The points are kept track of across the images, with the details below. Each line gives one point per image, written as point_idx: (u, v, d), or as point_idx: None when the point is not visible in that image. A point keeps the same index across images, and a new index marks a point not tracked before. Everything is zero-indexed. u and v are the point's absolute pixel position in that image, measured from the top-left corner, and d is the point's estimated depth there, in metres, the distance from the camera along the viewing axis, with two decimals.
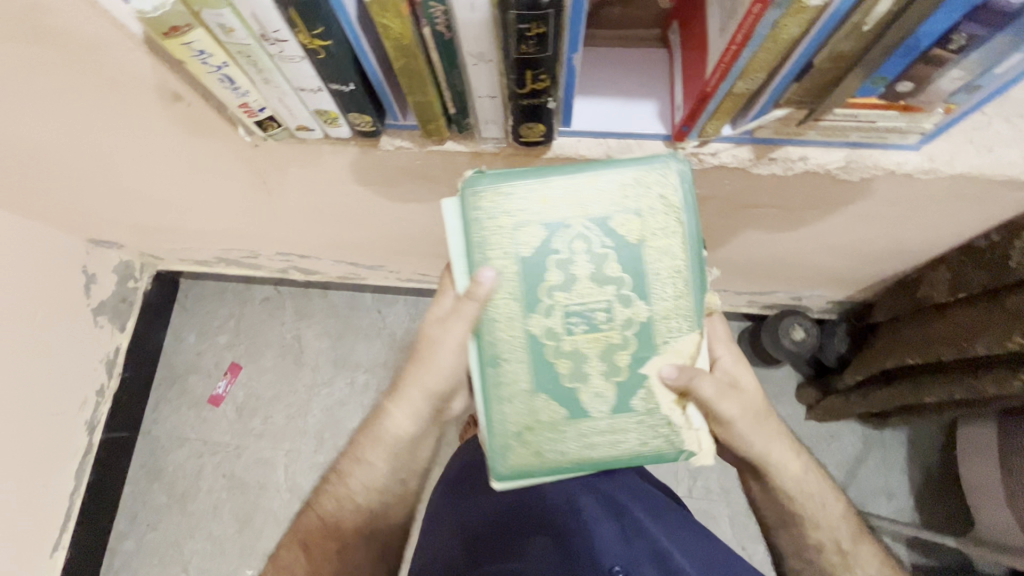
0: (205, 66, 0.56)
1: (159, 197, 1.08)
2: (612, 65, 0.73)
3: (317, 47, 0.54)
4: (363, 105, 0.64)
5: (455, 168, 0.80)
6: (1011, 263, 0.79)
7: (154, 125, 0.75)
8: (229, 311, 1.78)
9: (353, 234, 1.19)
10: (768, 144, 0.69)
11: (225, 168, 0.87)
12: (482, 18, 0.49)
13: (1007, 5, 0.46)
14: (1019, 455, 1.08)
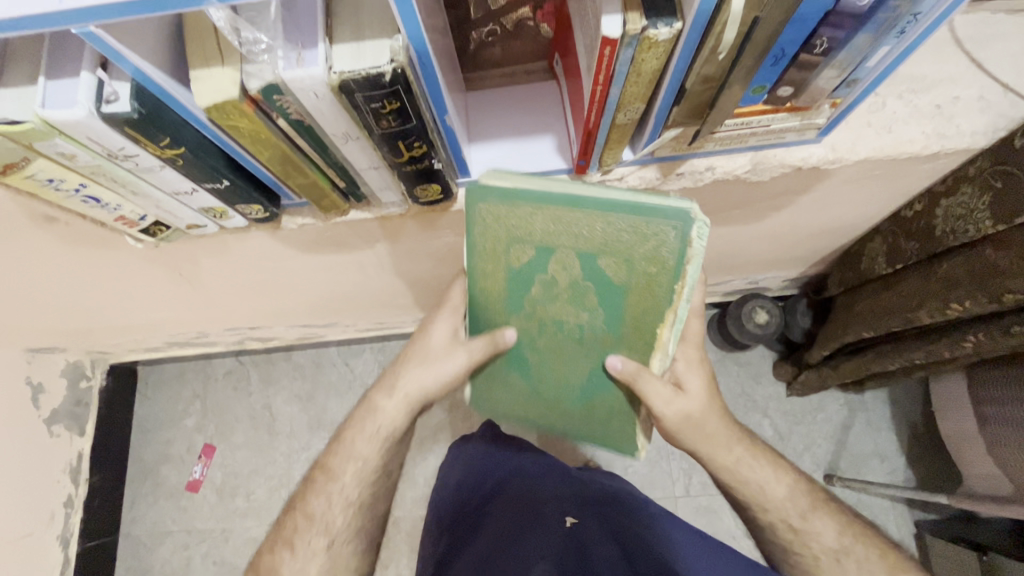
0: (61, 190, 0.53)
1: (83, 303, 1.04)
2: (506, 105, 0.72)
3: (171, 156, 0.51)
4: (248, 194, 0.62)
5: (368, 232, 0.78)
6: (937, 232, 0.78)
7: (43, 246, 0.72)
8: (193, 391, 1.72)
9: (295, 300, 1.16)
10: (672, 161, 0.68)
11: (135, 269, 0.84)
12: (332, 104, 0.46)
13: (854, 8, 0.45)
14: (991, 404, 1.08)
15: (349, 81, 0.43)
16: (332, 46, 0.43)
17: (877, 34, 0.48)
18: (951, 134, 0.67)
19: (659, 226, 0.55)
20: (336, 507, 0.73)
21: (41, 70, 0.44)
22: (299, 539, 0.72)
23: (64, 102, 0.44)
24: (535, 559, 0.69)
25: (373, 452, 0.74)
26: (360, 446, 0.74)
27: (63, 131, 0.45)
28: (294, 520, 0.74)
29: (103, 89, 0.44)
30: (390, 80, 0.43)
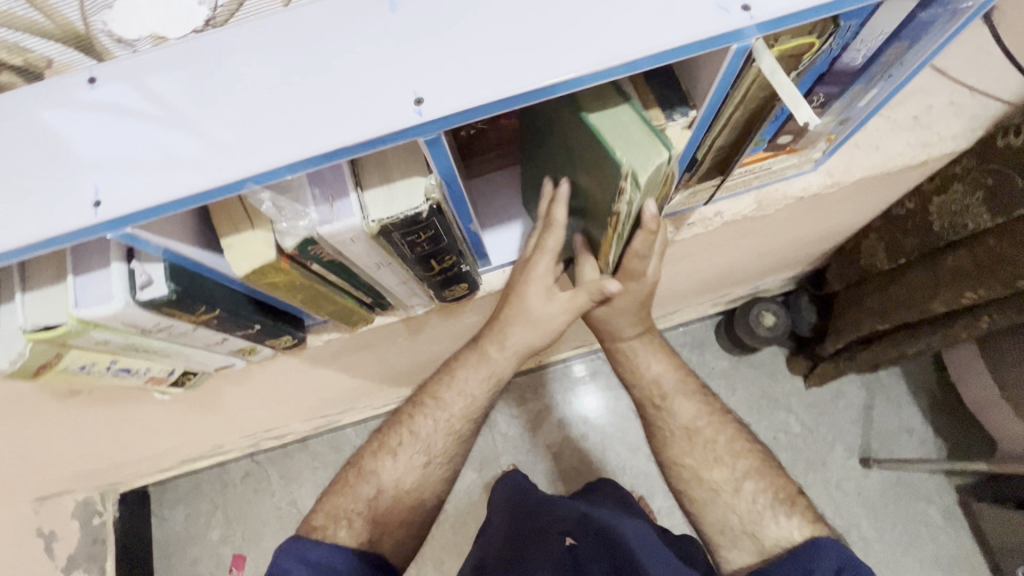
0: (93, 372, 0.51)
1: (96, 450, 0.99)
2: (509, 185, 0.72)
3: (207, 318, 0.49)
4: (277, 328, 0.60)
5: (391, 332, 0.76)
6: (935, 228, 0.81)
7: (60, 416, 0.68)
8: (212, 502, 1.65)
9: (313, 399, 1.13)
10: (681, 213, 0.69)
11: (156, 413, 0.80)
12: (366, 246, 0.46)
13: (850, 68, 0.46)
14: (1006, 369, 1.11)
15: (388, 225, 0.43)
16: (364, 192, 0.43)
17: (869, 81, 0.50)
18: (934, 141, 0.70)
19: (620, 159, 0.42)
20: (407, 468, 0.72)
21: (66, 268, 0.43)
22: (368, 483, 0.71)
23: (98, 296, 0.42)
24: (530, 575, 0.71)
25: (460, 415, 0.71)
26: (451, 406, 0.71)
27: (97, 323, 0.43)
28: (370, 453, 0.74)
29: (136, 276, 0.43)
30: (426, 215, 0.43)
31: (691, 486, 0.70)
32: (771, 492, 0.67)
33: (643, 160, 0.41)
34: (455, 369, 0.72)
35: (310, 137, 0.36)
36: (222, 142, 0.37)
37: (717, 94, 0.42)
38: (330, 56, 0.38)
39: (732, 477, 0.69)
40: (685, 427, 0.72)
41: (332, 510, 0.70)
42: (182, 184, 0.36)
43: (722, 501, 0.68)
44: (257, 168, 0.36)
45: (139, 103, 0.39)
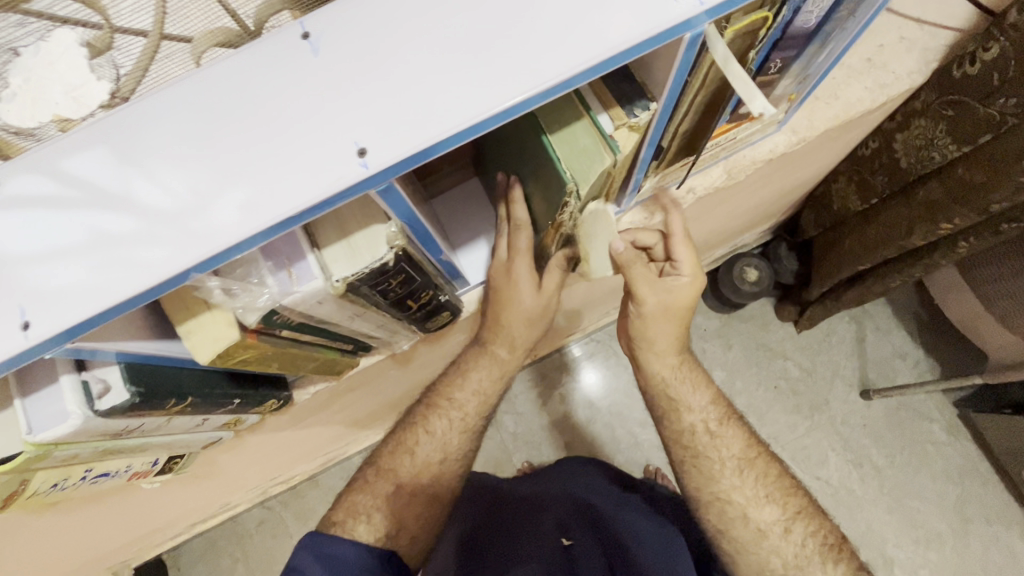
0: (68, 486, 0.48)
1: (96, 540, 0.94)
2: (475, 197, 0.69)
3: (180, 408, 0.46)
4: (260, 395, 0.57)
5: (379, 368, 0.73)
6: (903, 164, 0.81)
7: (45, 526, 0.64)
8: (233, 557, 1.59)
9: (314, 442, 1.09)
10: (655, 197, 0.67)
11: (150, 496, 0.76)
12: (335, 304, 0.42)
13: (803, 30, 0.44)
14: (987, 285, 1.12)
15: (354, 282, 0.40)
16: (322, 251, 0.40)
17: (823, 40, 0.48)
18: (891, 81, 0.69)
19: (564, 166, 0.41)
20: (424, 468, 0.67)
21: (13, 391, 0.39)
22: (387, 480, 0.66)
23: (54, 415, 0.39)
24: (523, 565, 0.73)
25: (477, 407, 0.68)
26: (466, 404, 0.68)
27: (59, 442, 0.40)
28: (387, 452, 0.68)
29: (90, 385, 0.39)
30: (392, 263, 0.40)
31: (732, 526, 0.65)
32: (817, 534, 0.63)
33: (585, 170, 0.41)
34: (464, 363, 0.69)
35: (259, 207, 0.33)
36: (158, 230, 0.34)
37: (675, 84, 0.40)
38: (262, 114, 0.35)
39: (779, 517, 0.64)
40: (732, 459, 0.66)
41: (350, 506, 0.64)
42: (123, 283, 0.33)
43: (768, 542, 0.63)
44: (201, 253, 0.33)
45: (63, 190, 0.35)
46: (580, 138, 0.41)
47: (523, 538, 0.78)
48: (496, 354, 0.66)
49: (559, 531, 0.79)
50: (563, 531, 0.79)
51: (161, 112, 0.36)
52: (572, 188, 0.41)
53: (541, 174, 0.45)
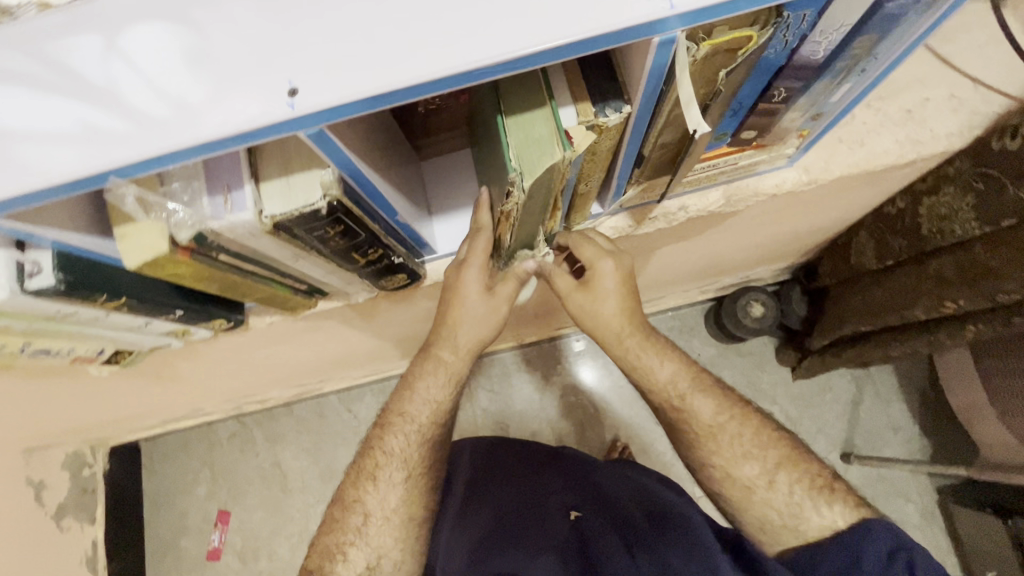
0: (5, 353, 0.50)
1: (62, 411, 0.99)
2: (465, 170, 0.68)
3: (115, 305, 0.47)
4: (208, 312, 0.58)
5: (340, 314, 0.74)
6: (924, 231, 0.76)
7: (1, 385, 0.67)
8: (202, 461, 1.62)
9: (283, 371, 1.12)
10: (643, 207, 0.64)
11: (109, 383, 0.79)
12: (270, 240, 0.43)
13: (811, 62, 0.41)
14: (997, 377, 1.05)
15: (283, 222, 0.40)
16: (260, 185, 0.40)
17: (837, 77, 0.44)
18: (926, 139, 0.64)
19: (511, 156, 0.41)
20: (389, 488, 0.69)
21: None
22: (356, 512, 0.69)
23: None
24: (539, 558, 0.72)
25: (431, 417, 0.69)
26: (419, 416, 0.69)
27: None
28: (351, 485, 0.71)
29: (23, 263, 0.41)
30: (326, 212, 0.40)
31: (723, 489, 0.67)
32: (804, 480, 0.65)
33: (534, 161, 0.40)
34: (413, 375, 0.69)
35: (223, 114, 0.33)
36: (105, 123, 0.34)
37: (648, 90, 0.38)
38: (227, 31, 0.34)
39: (764, 470, 0.66)
40: (708, 425, 0.68)
41: (325, 548, 0.69)
42: (60, 166, 0.33)
43: (757, 498, 0.65)
44: (135, 154, 0.33)
45: (37, 65, 0.35)
46: (538, 127, 0.40)
47: (515, 538, 0.76)
48: (442, 358, 0.67)
49: (567, 511, 0.79)
50: (570, 509, 0.79)
51: (143, 6, 0.35)
52: (515, 175, 0.40)
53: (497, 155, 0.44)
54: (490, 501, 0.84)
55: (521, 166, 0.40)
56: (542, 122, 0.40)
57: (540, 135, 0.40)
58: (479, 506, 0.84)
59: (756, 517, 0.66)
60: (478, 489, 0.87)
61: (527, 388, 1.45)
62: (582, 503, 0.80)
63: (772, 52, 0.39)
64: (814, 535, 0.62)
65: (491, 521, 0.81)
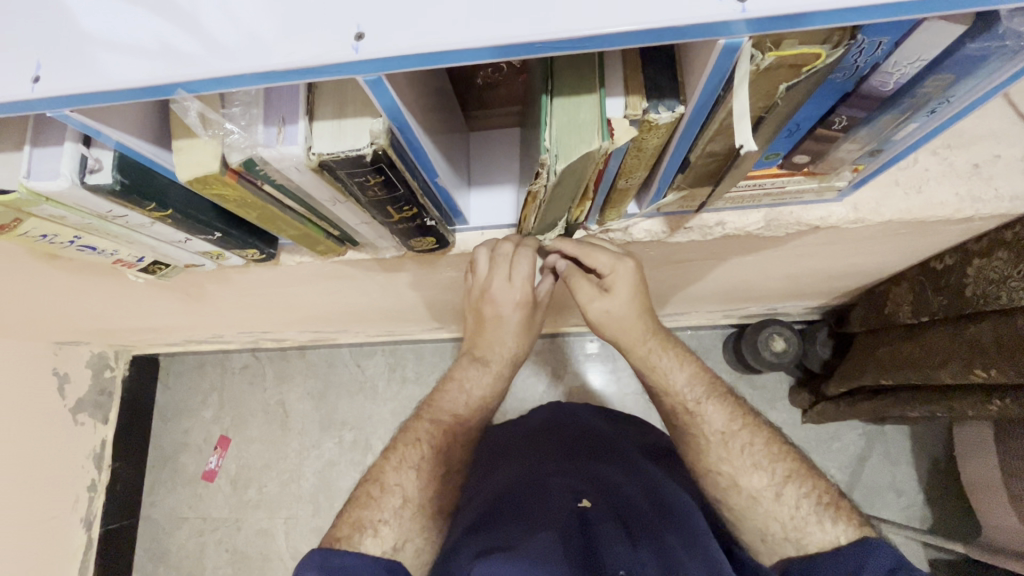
0: (55, 242, 0.54)
1: (95, 311, 1.04)
2: (511, 147, 0.69)
3: (161, 216, 0.50)
4: (243, 240, 0.61)
5: (366, 267, 0.76)
6: (967, 292, 0.73)
7: (47, 273, 0.72)
8: (212, 385, 1.70)
9: (302, 313, 1.15)
10: (681, 215, 0.64)
11: (142, 291, 0.83)
12: (313, 178, 0.45)
13: (877, 93, 0.40)
14: (1017, 459, 1.01)
15: (328, 162, 0.41)
16: (313, 123, 0.41)
17: (903, 114, 0.43)
18: (988, 197, 0.62)
19: (549, 137, 0.41)
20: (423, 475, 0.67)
21: (26, 138, 0.44)
22: (393, 494, 0.65)
23: (49, 171, 0.43)
24: (539, 529, 0.67)
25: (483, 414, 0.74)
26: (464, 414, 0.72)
27: (49, 197, 0.45)
28: (389, 468, 0.68)
29: (86, 159, 0.44)
30: (370, 160, 0.41)
31: (728, 494, 0.67)
32: (812, 495, 0.64)
33: (570, 146, 0.40)
34: (462, 377, 0.73)
35: (291, 46, 0.34)
36: (185, 38, 0.35)
37: (705, 92, 0.38)
38: None
39: (771, 482, 0.65)
40: (719, 432, 0.67)
41: (355, 521, 0.63)
42: (137, 72, 0.35)
43: (762, 509, 0.65)
44: (206, 71, 0.34)
45: None
46: (581, 113, 0.40)
47: (531, 509, 0.73)
48: (495, 369, 0.73)
49: (573, 495, 0.76)
50: (575, 493, 0.76)
51: None
52: (549, 157, 0.41)
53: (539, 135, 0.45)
54: (499, 486, 0.82)
55: (557, 150, 0.41)
56: (586, 109, 0.40)
57: (580, 121, 0.40)
58: (489, 491, 0.82)
59: (758, 526, 0.65)
60: (481, 486, 0.86)
61: (533, 377, 1.46)
62: (589, 491, 0.77)
63: (838, 74, 0.39)
64: (816, 548, 0.61)
65: (496, 500, 0.78)
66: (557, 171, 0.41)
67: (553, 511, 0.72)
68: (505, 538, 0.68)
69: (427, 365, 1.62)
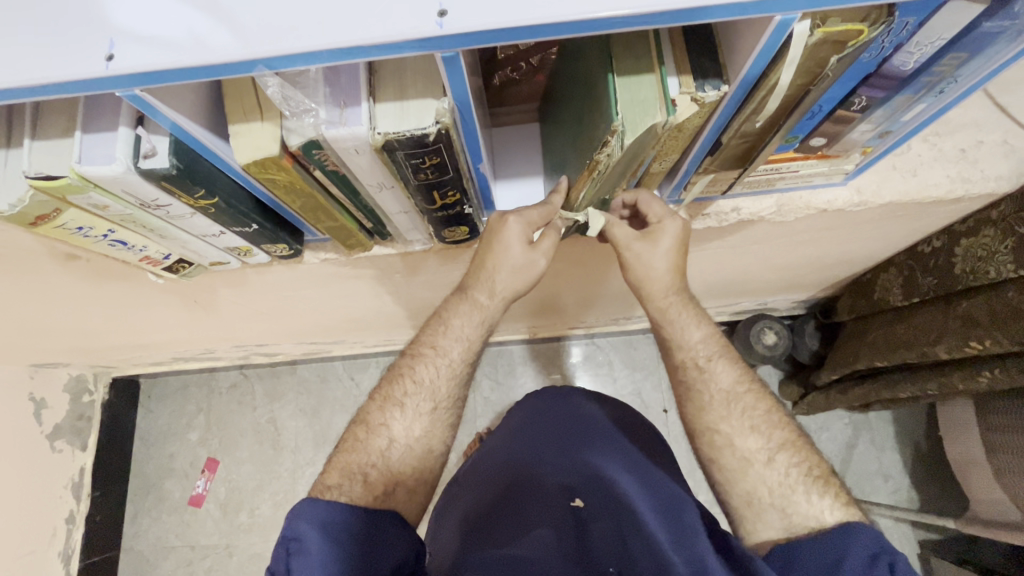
0: (89, 237, 0.52)
1: (87, 327, 1.00)
2: (532, 142, 0.71)
3: (205, 205, 0.50)
4: (275, 234, 0.60)
5: (387, 264, 0.77)
6: (957, 270, 0.79)
7: (56, 278, 0.69)
8: (197, 406, 1.63)
9: (302, 322, 1.13)
10: (700, 202, 0.67)
11: (150, 298, 0.81)
12: (369, 159, 0.46)
13: (897, 73, 0.44)
14: (998, 432, 1.07)
15: (392, 140, 0.42)
16: (375, 104, 0.43)
17: (916, 93, 0.47)
18: (975, 178, 0.67)
19: (613, 108, 0.44)
20: None
21: (76, 123, 0.43)
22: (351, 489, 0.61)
23: (102, 155, 0.43)
24: (535, 528, 0.71)
25: (462, 353, 0.66)
26: (451, 351, 0.65)
27: (97, 183, 0.44)
28: (375, 407, 0.66)
29: (141, 142, 0.43)
30: (433, 138, 0.43)
31: (721, 454, 0.66)
32: (803, 466, 0.64)
33: (635, 120, 0.44)
34: (446, 314, 0.66)
35: (370, 24, 0.35)
36: (258, 17, 0.36)
37: (754, 66, 0.40)
38: None
39: (766, 446, 0.65)
40: (723, 390, 0.67)
41: (344, 467, 0.62)
42: (212, 52, 0.36)
43: (754, 471, 0.64)
44: (288, 48, 0.35)
45: None
46: (648, 86, 0.44)
47: (531, 510, 0.74)
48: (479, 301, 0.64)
49: (568, 493, 0.76)
50: (570, 493, 0.76)
51: None
52: (617, 127, 0.44)
53: (595, 102, 0.47)
54: (488, 480, 0.82)
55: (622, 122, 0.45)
56: (653, 84, 0.44)
57: (648, 96, 0.44)
58: (482, 488, 0.81)
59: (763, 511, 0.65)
60: (477, 486, 0.83)
61: (532, 380, 1.47)
62: (583, 487, 0.77)
63: (865, 56, 0.42)
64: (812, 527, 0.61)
65: (492, 497, 0.79)
66: (625, 144, 0.45)
67: (549, 515, 0.73)
68: (503, 539, 0.71)
69: None
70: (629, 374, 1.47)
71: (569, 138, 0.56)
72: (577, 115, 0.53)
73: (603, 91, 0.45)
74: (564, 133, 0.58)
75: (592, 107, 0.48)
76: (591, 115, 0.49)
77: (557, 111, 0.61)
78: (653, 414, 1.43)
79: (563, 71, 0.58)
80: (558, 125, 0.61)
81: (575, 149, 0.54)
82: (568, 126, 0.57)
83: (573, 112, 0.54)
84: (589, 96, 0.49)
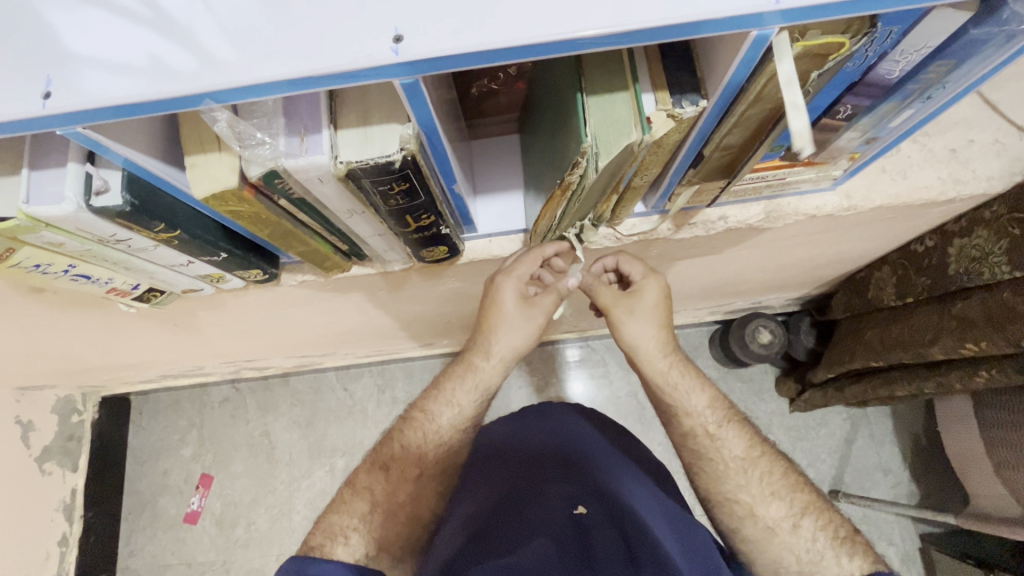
0: (49, 273, 0.50)
1: (66, 351, 0.98)
2: (512, 154, 0.69)
3: (166, 237, 0.48)
4: (246, 259, 0.58)
5: (368, 282, 0.75)
6: (950, 270, 0.77)
7: (26, 309, 0.67)
8: (190, 421, 1.61)
9: (289, 338, 1.11)
10: (686, 212, 0.65)
11: (127, 323, 0.79)
12: (335, 187, 0.44)
13: (882, 81, 0.42)
14: (998, 428, 1.05)
15: (356, 169, 0.40)
16: (337, 131, 0.41)
17: (903, 99, 0.46)
18: (967, 179, 0.65)
19: (582, 128, 0.42)
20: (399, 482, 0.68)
21: (23, 161, 0.41)
22: None
23: (52, 194, 0.41)
24: (534, 537, 0.68)
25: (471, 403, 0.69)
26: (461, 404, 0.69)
27: (49, 222, 0.42)
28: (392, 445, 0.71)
29: (91, 179, 0.41)
30: (398, 165, 0.41)
31: (749, 532, 0.66)
32: (830, 528, 0.65)
33: (609, 141, 0.42)
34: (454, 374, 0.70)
35: (321, 51, 0.33)
36: (204, 49, 0.34)
37: (735, 77, 0.38)
38: None
39: (791, 512, 0.65)
40: (745, 461, 0.68)
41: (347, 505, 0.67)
42: (163, 85, 0.33)
43: (785, 545, 0.64)
44: (234, 80, 0.33)
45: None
46: (617, 106, 0.42)
47: (531, 514, 0.72)
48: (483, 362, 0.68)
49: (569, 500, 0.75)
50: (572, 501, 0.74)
51: None
52: (588, 147, 0.42)
53: (565, 119, 0.46)
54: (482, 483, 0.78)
55: (594, 142, 0.43)
56: (624, 104, 0.42)
57: (618, 115, 0.42)
58: (475, 490, 0.78)
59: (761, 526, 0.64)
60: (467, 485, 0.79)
61: (526, 387, 1.44)
62: (585, 494, 0.75)
63: (850, 64, 0.40)
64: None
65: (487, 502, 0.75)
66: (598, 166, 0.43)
67: (549, 520, 0.71)
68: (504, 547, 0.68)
69: (417, 384, 1.59)
70: (625, 377, 1.45)
71: (545, 155, 0.54)
72: (551, 130, 0.51)
73: (574, 112, 0.43)
74: (540, 148, 0.56)
75: (563, 125, 0.46)
76: (563, 134, 0.47)
77: (534, 124, 0.59)
78: (649, 417, 1.42)
79: (538, 84, 0.56)
80: (535, 140, 0.59)
81: (550, 166, 0.52)
82: (543, 141, 0.54)
83: (547, 127, 0.52)
84: (560, 112, 0.47)
